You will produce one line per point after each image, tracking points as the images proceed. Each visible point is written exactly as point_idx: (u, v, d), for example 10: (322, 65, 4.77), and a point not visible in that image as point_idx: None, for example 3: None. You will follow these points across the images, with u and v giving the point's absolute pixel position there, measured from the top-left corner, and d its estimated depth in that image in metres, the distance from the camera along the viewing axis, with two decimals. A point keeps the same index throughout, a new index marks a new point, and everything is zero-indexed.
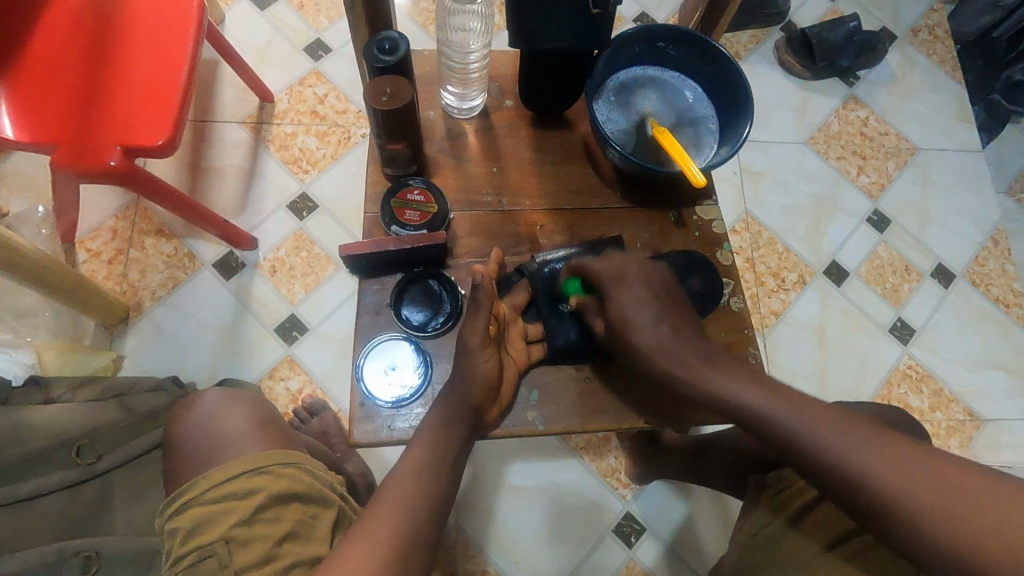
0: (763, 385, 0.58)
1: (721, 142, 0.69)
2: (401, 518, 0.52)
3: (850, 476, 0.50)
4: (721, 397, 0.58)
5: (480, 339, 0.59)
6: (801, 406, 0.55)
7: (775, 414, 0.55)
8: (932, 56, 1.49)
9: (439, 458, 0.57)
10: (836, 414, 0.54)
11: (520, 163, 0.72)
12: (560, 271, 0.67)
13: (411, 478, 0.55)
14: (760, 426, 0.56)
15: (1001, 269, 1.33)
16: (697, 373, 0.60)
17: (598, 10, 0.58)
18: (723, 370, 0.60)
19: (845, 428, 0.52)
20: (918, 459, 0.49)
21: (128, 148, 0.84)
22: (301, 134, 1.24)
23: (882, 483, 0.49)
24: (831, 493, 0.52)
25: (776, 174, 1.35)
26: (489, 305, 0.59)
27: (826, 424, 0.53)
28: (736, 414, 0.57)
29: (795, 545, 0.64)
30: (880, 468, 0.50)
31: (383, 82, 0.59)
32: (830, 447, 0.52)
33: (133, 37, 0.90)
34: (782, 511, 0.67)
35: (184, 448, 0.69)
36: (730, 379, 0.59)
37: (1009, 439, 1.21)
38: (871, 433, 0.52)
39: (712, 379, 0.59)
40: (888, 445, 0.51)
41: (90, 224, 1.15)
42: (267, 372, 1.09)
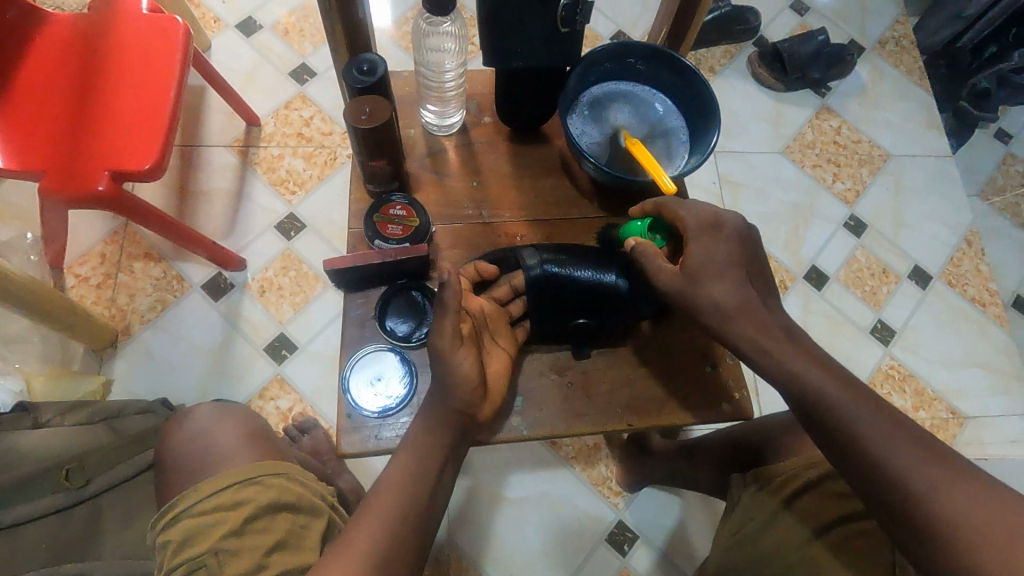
0: (839, 378, 0.57)
1: (691, 151, 0.72)
2: (388, 524, 0.53)
3: (899, 483, 0.50)
4: (790, 382, 0.58)
5: (450, 340, 0.58)
6: (873, 407, 0.54)
7: (854, 412, 0.54)
8: (900, 67, 1.54)
9: (426, 466, 0.58)
10: (917, 431, 0.53)
11: (500, 176, 0.74)
12: (553, 272, 0.65)
13: (396, 490, 0.56)
14: (823, 417, 0.55)
15: (976, 269, 1.36)
16: (767, 359, 0.59)
17: (567, 29, 0.61)
18: (798, 354, 0.59)
19: (912, 442, 0.52)
20: (978, 490, 0.48)
21: (117, 173, 0.86)
22: (288, 156, 1.26)
23: (929, 498, 0.49)
24: (871, 493, 0.52)
25: (754, 183, 1.38)
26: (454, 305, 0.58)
27: (898, 433, 0.52)
28: (802, 397, 0.57)
29: (790, 529, 0.65)
30: (934, 488, 0.49)
31: (362, 102, 0.61)
32: (892, 452, 0.51)
33: (121, 66, 0.92)
34: (780, 491, 0.68)
35: (174, 464, 0.69)
36: (805, 365, 0.58)
37: (992, 436, 1.22)
38: (935, 450, 0.51)
39: (788, 363, 0.58)
40: (954, 471, 0.50)
41: (78, 249, 1.15)
42: (257, 392, 1.10)
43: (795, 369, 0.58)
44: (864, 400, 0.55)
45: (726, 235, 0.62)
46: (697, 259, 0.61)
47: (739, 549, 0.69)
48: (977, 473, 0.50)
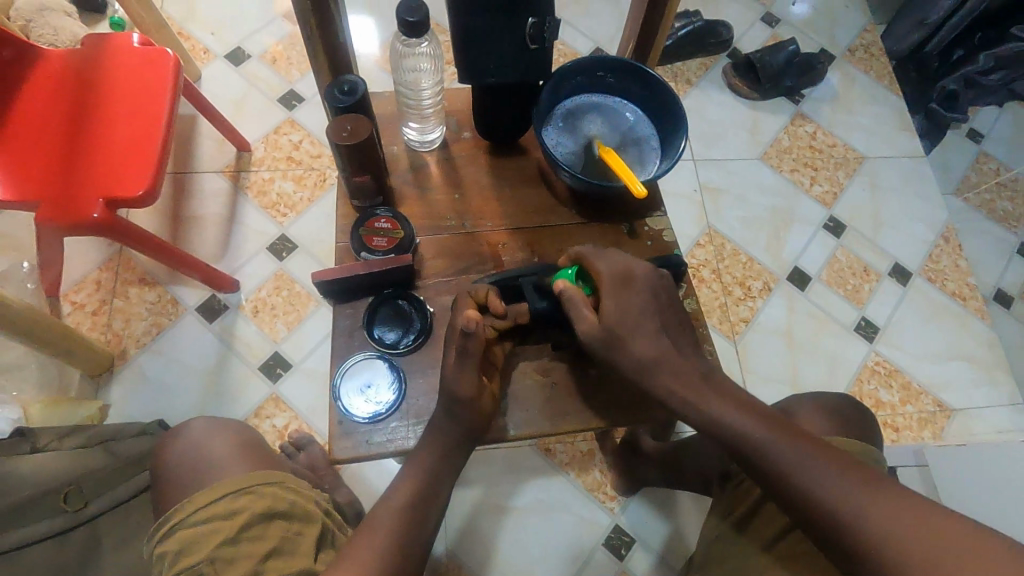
0: (760, 416, 0.59)
1: (662, 157, 0.75)
2: (389, 541, 0.55)
3: (831, 513, 0.51)
4: (716, 428, 0.59)
5: (471, 389, 0.61)
6: (794, 440, 0.56)
7: (774, 445, 0.56)
8: (870, 73, 1.59)
9: (431, 488, 0.60)
10: (834, 455, 0.54)
11: (481, 188, 0.77)
12: (557, 305, 0.67)
13: (398, 510, 0.58)
14: (748, 453, 0.57)
15: (955, 265, 1.40)
16: (694, 401, 0.61)
17: (536, 45, 0.64)
18: (718, 396, 0.61)
19: (830, 467, 0.53)
20: (898, 506, 0.50)
21: (111, 200, 0.88)
22: (278, 179, 1.29)
23: (860, 523, 0.50)
24: (808, 526, 0.53)
25: (734, 189, 1.42)
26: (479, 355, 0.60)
27: (816, 460, 0.54)
28: (729, 439, 0.58)
29: (748, 544, 0.69)
30: (856, 511, 0.50)
31: (344, 120, 0.64)
32: (818, 483, 0.52)
33: (114, 98, 0.96)
34: (738, 507, 0.72)
35: (170, 478, 0.71)
36: (727, 407, 0.59)
37: (980, 427, 1.24)
38: (858, 472, 0.53)
39: (710, 407, 0.60)
40: (872, 488, 0.51)
41: (74, 277, 1.17)
42: (253, 411, 1.11)
43: (714, 409, 0.59)
44: (780, 430, 0.57)
45: (638, 288, 0.64)
46: (611, 317, 0.62)
47: (721, 542, 0.72)
48: (892, 484, 0.52)
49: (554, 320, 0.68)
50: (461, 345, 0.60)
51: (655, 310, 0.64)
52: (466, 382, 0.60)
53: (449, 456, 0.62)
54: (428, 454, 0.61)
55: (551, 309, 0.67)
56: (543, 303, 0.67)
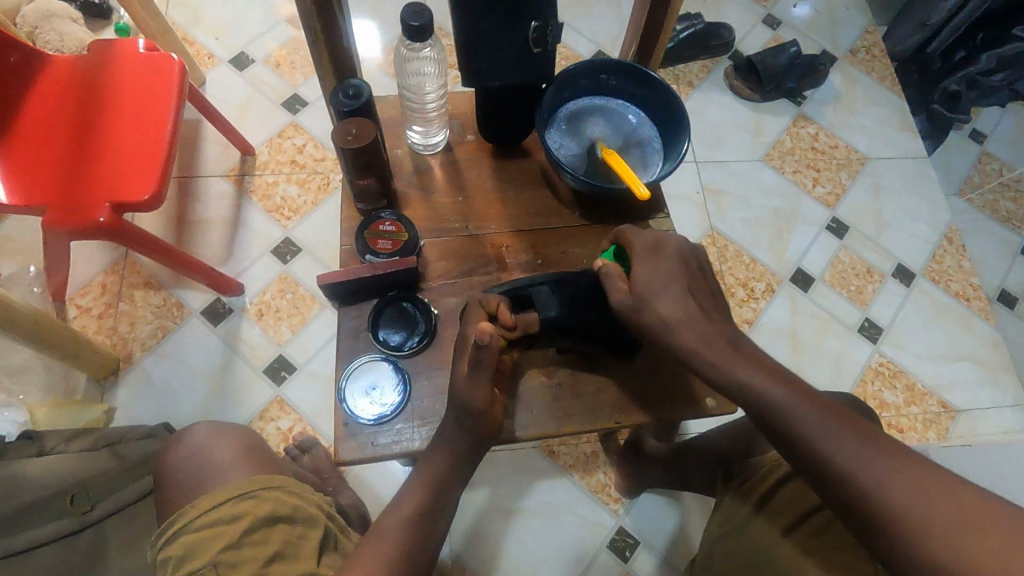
0: (786, 382, 0.58)
1: (665, 159, 0.75)
2: (398, 552, 0.56)
3: (854, 481, 0.51)
4: (741, 391, 0.59)
5: (483, 398, 0.61)
6: (820, 407, 0.55)
7: (799, 413, 0.55)
8: (871, 74, 1.59)
9: (439, 497, 0.61)
10: (860, 426, 0.54)
11: (483, 191, 0.78)
12: (566, 313, 0.68)
13: (406, 520, 0.58)
14: (772, 419, 0.56)
15: (958, 265, 1.39)
16: (723, 368, 0.60)
17: (539, 48, 0.65)
18: (745, 362, 0.60)
19: (856, 438, 0.52)
20: (922, 478, 0.49)
21: (117, 204, 0.89)
22: (282, 183, 1.30)
23: (882, 492, 0.49)
24: (827, 494, 0.52)
25: (736, 190, 1.42)
26: (493, 366, 0.60)
27: (842, 428, 0.53)
28: (753, 404, 0.58)
29: (761, 531, 0.68)
30: (879, 480, 0.50)
31: (349, 124, 0.64)
32: (841, 450, 0.52)
33: (120, 103, 0.96)
34: (750, 496, 0.71)
35: (175, 481, 0.71)
36: (755, 374, 0.59)
37: (985, 428, 1.24)
38: (883, 443, 0.52)
39: (736, 372, 0.59)
40: (896, 460, 0.50)
41: (80, 281, 1.18)
42: (258, 413, 1.12)
43: (742, 375, 0.59)
44: (807, 398, 0.56)
45: (666, 256, 0.66)
46: (643, 281, 0.65)
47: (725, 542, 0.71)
48: (918, 458, 0.51)
49: (562, 328, 0.69)
50: (475, 357, 0.60)
51: (684, 284, 0.65)
52: (478, 394, 0.60)
53: (455, 463, 0.62)
54: (434, 458, 0.62)
55: (561, 318, 0.68)
56: (552, 311, 0.68)
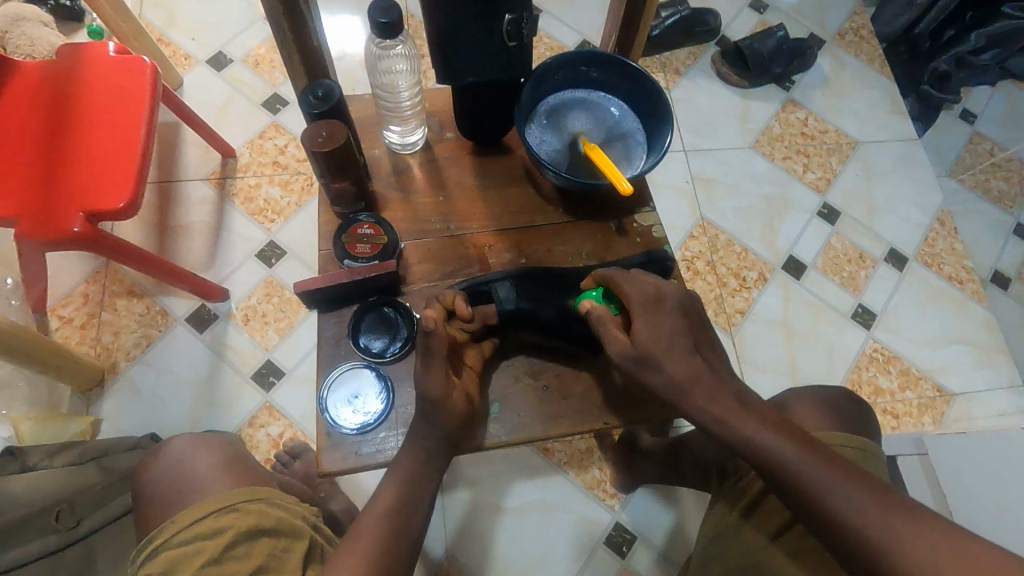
0: (795, 437, 0.57)
1: (649, 152, 0.73)
2: (375, 556, 0.55)
3: (866, 539, 0.50)
4: (748, 449, 0.57)
5: (442, 387, 0.59)
6: (830, 465, 0.54)
7: (807, 470, 0.54)
8: (860, 56, 1.58)
9: (416, 495, 0.59)
10: (867, 480, 0.53)
11: (465, 189, 0.76)
12: (523, 305, 0.67)
13: (382, 521, 0.57)
14: (778, 475, 0.55)
15: (951, 248, 1.38)
16: (725, 418, 0.58)
17: (514, 42, 0.63)
18: (751, 415, 0.58)
19: (865, 493, 0.52)
20: (932, 534, 0.49)
21: (91, 213, 0.87)
22: (265, 185, 1.28)
23: (895, 554, 0.49)
24: (843, 557, 0.52)
25: (726, 178, 1.41)
26: (444, 352, 0.58)
27: (851, 484, 0.53)
28: (761, 462, 0.56)
29: (749, 536, 0.69)
30: (890, 540, 0.49)
31: (319, 126, 0.62)
32: (855, 513, 0.51)
33: (91, 109, 0.94)
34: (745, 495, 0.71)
35: (158, 494, 0.70)
36: (761, 428, 0.57)
37: (979, 411, 1.24)
38: (894, 501, 0.52)
39: (742, 426, 0.58)
40: (907, 516, 0.50)
41: (61, 291, 1.16)
42: (247, 420, 1.10)
43: (745, 428, 0.57)
44: (813, 451, 0.55)
45: (672, 304, 0.62)
46: (647, 323, 0.61)
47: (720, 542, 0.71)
48: (925, 510, 0.51)
49: (523, 319, 0.67)
50: (425, 345, 0.58)
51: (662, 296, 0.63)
52: (433, 380, 0.58)
53: (432, 462, 0.60)
54: (413, 458, 0.60)
55: (518, 309, 0.66)
56: (511, 303, 0.66)
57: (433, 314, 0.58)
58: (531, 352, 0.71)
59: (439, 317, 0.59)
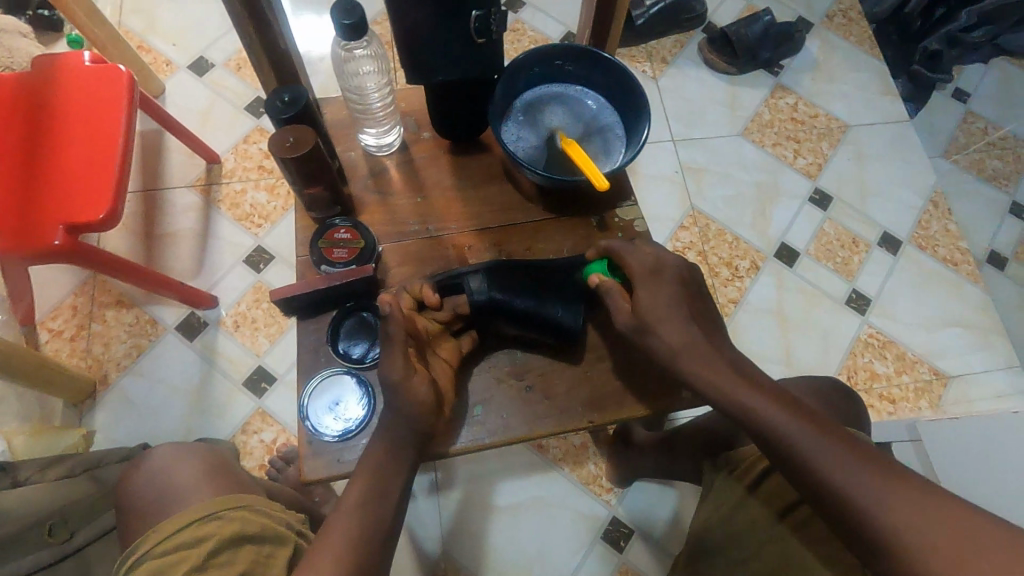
0: (792, 406, 0.56)
1: (628, 146, 0.72)
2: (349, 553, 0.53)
3: (858, 507, 0.50)
4: (747, 419, 0.56)
5: (402, 372, 0.58)
6: (829, 436, 0.53)
7: (803, 440, 0.53)
8: (849, 38, 1.55)
9: (386, 486, 0.57)
10: (865, 451, 0.52)
11: (443, 189, 0.75)
12: (495, 295, 0.65)
13: (356, 513, 0.55)
14: (774, 444, 0.55)
15: (945, 230, 1.37)
16: (722, 388, 0.58)
17: (483, 39, 0.62)
18: (751, 387, 0.58)
19: (861, 462, 0.51)
20: (927, 504, 0.48)
21: (71, 225, 0.86)
22: (251, 190, 1.27)
23: (887, 523, 0.48)
24: (841, 528, 0.51)
25: (715, 167, 1.39)
26: (403, 335, 0.59)
27: (847, 454, 0.52)
28: (759, 430, 0.56)
29: (753, 515, 0.68)
30: (883, 508, 0.49)
31: (287, 132, 0.62)
32: (847, 478, 0.51)
33: (66, 121, 0.93)
34: (744, 478, 0.70)
35: (143, 506, 0.70)
36: (758, 397, 0.57)
37: (978, 393, 1.23)
38: (890, 471, 0.51)
39: (739, 396, 0.57)
40: (903, 488, 0.49)
41: (49, 304, 1.16)
42: (240, 427, 1.10)
43: (744, 396, 0.57)
44: (811, 422, 0.54)
45: (665, 290, 0.62)
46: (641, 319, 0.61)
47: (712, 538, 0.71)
48: (924, 482, 0.50)
49: (495, 309, 0.66)
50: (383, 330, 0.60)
51: (642, 292, 0.62)
52: (393, 365, 0.58)
53: (402, 454, 0.59)
54: (384, 450, 0.59)
55: (490, 300, 0.65)
56: (482, 294, 0.65)
57: (391, 299, 0.61)
58: (514, 351, 0.70)
59: (397, 303, 0.61)
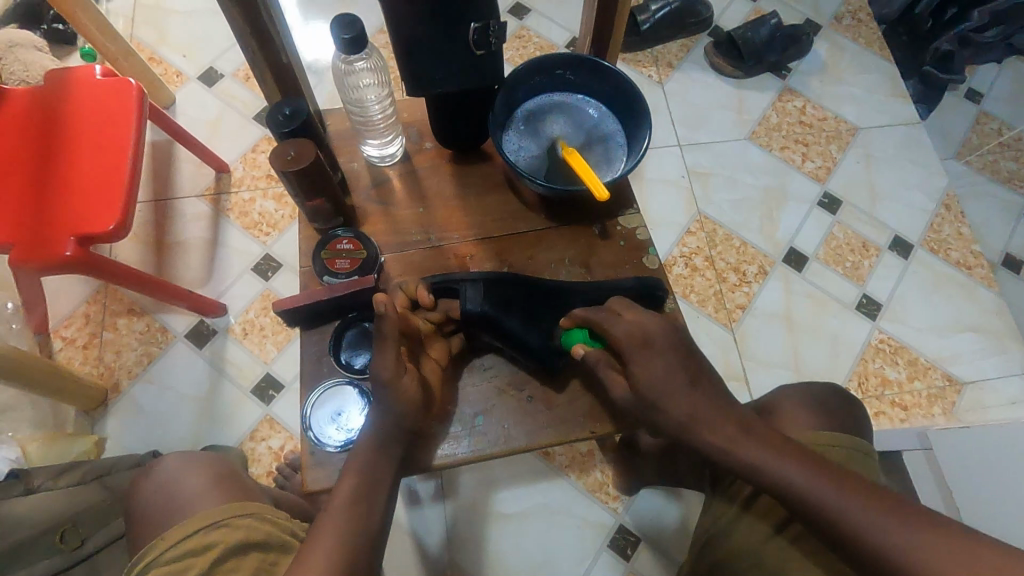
0: (798, 457, 0.57)
1: (629, 154, 0.72)
2: (342, 553, 0.52)
3: (880, 553, 0.52)
4: (757, 474, 0.57)
5: (392, 371, 0.59)
6: (837, 482, 0.55)
7: (816, 494, 0.55)
8: (858, 40, 1.54)
9: (375, 480, 0.58)
10: (873, 493, 0.54)
11: (445, 199, 0.75)
12: (486, 310, 0.65)
13: (347, 515, 0.55)
14: (789, 498, 0.56)
15: (958, 233, 1.35)
16: (724, 444, 0.59)
17: (482, 51, 0.62)
18: (751, 438, 0.59)
19: (873, 508, 0.53)
20: (942, 541, 0.50)
21: (82, 236, 0.87)
22: (259, 199, 1.28)
23: (909, 565, 0.51)
24: (863, 568, 0.54)
25: (723, 171, 1.39)
26: (395, 335, 0.59)
27: (859, 501, 0.54)
28: (771, 487, 0.57)
29: (751, 530, 0.68)
30: (904, 553, 0.51)
31: (288, 145, 0.62)
32: (866, 528, 0.52)
33: (78, 134, 0.95)
34: (735, 498, 0.70)
35: (150, 514, 0.71)
36: (761, 450, 0.58)
37: (992, 399, 1.20)
38: (900, 510, 0.53)
39: (742, 450, 0.58)
40: (917, 527, 0.52)
41: (62, 313, 1.18)
42: (249, 434, 1.11)
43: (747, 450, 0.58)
44: (819, 472, 0.56)
45: None
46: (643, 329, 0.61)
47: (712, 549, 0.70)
48: (931, 516, 0.53)
49: (488, 320, 0.66)
50: (377, 328, 0.60)
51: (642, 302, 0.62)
52: (385, 359, 0.59)
53: (392, 450, 0.59)
54: (382, 458, 0.59)
55: (480, 313, 0.65)
56: (475, 305, 0.65)
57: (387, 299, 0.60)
58: (513, 364, 0.70)
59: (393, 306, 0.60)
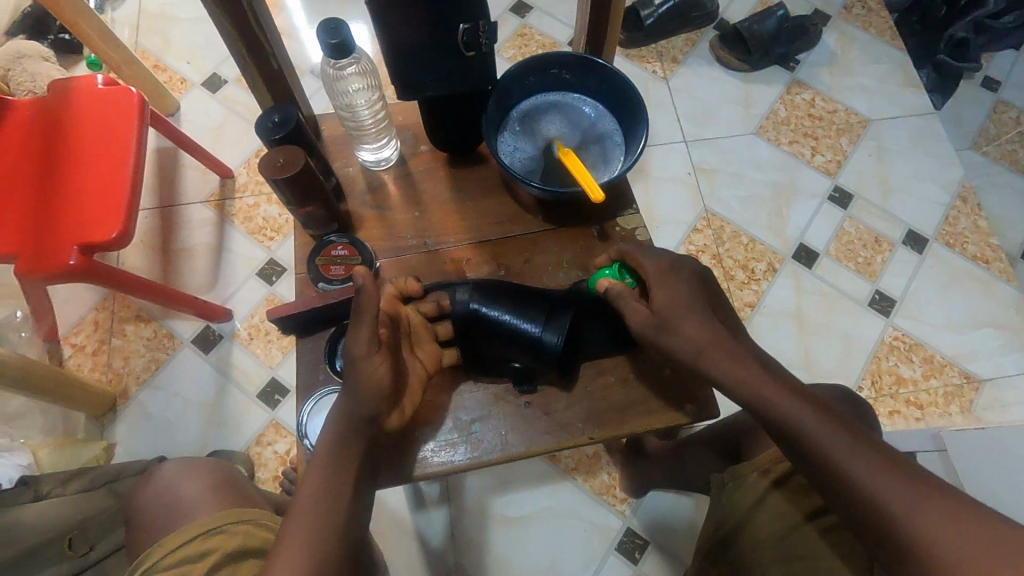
0: (815, 403, 0.55)
1: (627, 154, 0.71)
2: (309, 557, 0.51)
3: (878, 508, 0.49)
4: (767, 410, 0.56)
5: (365, 347, 0.57)
6: (849, 433, 0.53)
7: (824, 438, 0.52)
8: (869, 29, 1.50)
9: (339, 480, 0.56)
10: (888, 454, 0.51)
11: (440, 202, 0.74)
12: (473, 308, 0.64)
13: (313, 518, 0.54)
14: (793, 439, 0.54)
15: (975, 226, 1.31)
16: (740, 379, 0.57)
17: (473, 52, 0.61)
18: (774, 382, 0.57)
19: (882, 465, 0.50)
20: (952, 510, 0.47)
21: (86, 246, 0.88)
22: (263, 204, 1.29)
23: (907, 524, 0.47)
24: (855, 524, 0.51)
25: (729, 167, 1.36)
26: (373, 310, 0.57)
27: (870, 454, 0.51)
28: (777, 424, 0.55)
29: (776, 513, 0.66)
30: (905, 513, 0.48)
31: (277, 152, 0.62)
32: (870, 478, 0.50)
33: (81, 144, 0.95)
34: (770, 472, 0.68)
35: (152, 521, 0.71)
36: (776, 389, 0.56)
37: (1012, 397, 1.17)
38: (913, 475, 0.50)
39: (758, 387, 0.56)
40: (928, 494, 0.48)
41: (71, 320, 1.19)
42: (255, 439, 1.12)
43: (763, 388, 0.56)
44: (831, 420, 0.53)
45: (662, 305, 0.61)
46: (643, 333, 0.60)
47: (729, 526, 0.70)
48: (948, 489, 0.49)
49: (474, 323, 0.64)
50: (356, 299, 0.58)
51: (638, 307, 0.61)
52: (359, 338, 0.56)
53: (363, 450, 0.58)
54: (346, 460, 0.57)
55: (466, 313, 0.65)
56: (464, 303, 0.65)
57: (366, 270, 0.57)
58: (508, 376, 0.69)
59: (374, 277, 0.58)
